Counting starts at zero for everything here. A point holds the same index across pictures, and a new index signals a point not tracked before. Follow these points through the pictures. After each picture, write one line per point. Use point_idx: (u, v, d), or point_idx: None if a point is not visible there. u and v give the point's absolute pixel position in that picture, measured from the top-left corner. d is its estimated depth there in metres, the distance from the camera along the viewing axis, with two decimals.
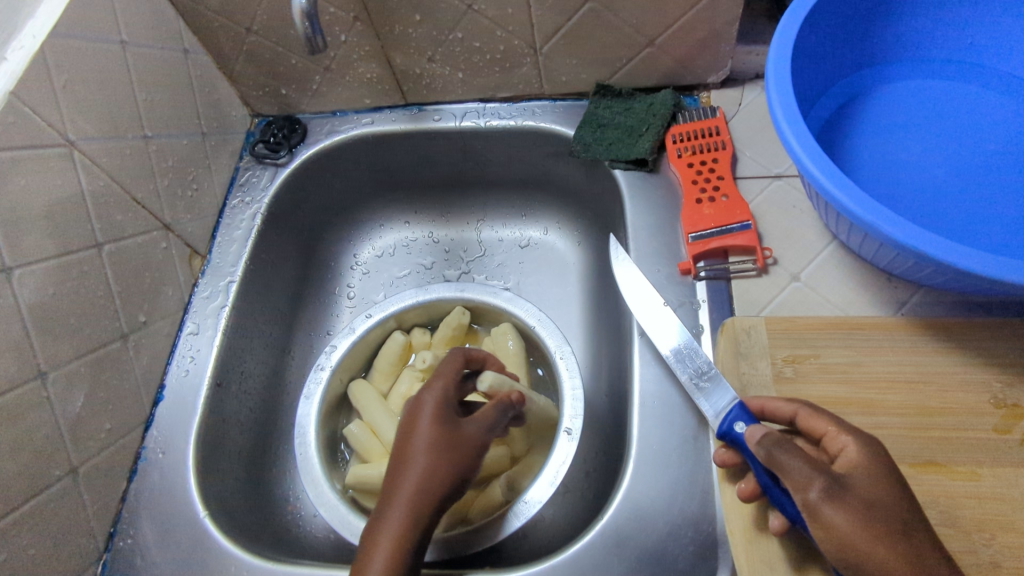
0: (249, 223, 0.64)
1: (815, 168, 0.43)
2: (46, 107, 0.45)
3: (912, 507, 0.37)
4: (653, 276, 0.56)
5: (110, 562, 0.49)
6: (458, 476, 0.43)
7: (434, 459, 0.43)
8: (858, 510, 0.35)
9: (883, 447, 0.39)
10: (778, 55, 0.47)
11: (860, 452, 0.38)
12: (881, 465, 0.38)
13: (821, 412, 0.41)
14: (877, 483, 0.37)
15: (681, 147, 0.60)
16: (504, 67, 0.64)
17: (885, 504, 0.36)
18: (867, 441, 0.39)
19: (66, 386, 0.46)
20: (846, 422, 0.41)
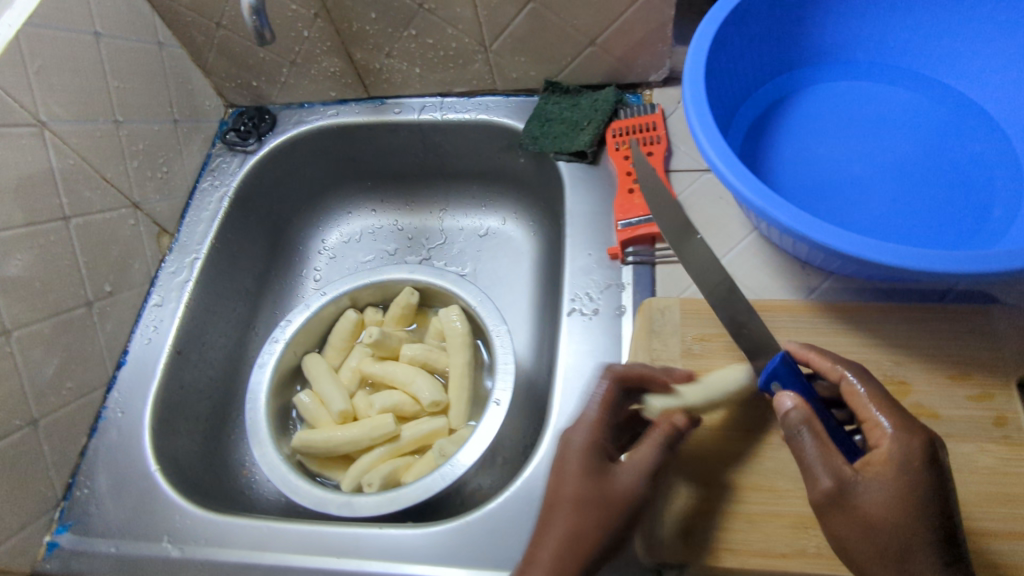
0: (217, 205, 0.68)
1: (721, 158, 0.46)
2: (19, 89, 0.49)
3: (933, 511, 0.38)
4: (585, 260, 0.60)
5: (67, 509, 0.53)
6: (614, 529, 0.41)
7: (588, 517, 0.41)
8: (869, 515, 0.38)
9: (929, 444, 0.39)
10: (696, 52, 0.50)
11: (895, 455, 0.39)
12: (916, 470, 0.38)
13: (872, 401, 0.41)
14: (902, 488, 0.38)
15: (619, 141, 0.64)
16: (457, 63, 0.68)
17: (898, 513, 0.38)
18: (909, 442, 0.39)
19: (30, 343, 0.50)
20: (900, 412, 0.40)
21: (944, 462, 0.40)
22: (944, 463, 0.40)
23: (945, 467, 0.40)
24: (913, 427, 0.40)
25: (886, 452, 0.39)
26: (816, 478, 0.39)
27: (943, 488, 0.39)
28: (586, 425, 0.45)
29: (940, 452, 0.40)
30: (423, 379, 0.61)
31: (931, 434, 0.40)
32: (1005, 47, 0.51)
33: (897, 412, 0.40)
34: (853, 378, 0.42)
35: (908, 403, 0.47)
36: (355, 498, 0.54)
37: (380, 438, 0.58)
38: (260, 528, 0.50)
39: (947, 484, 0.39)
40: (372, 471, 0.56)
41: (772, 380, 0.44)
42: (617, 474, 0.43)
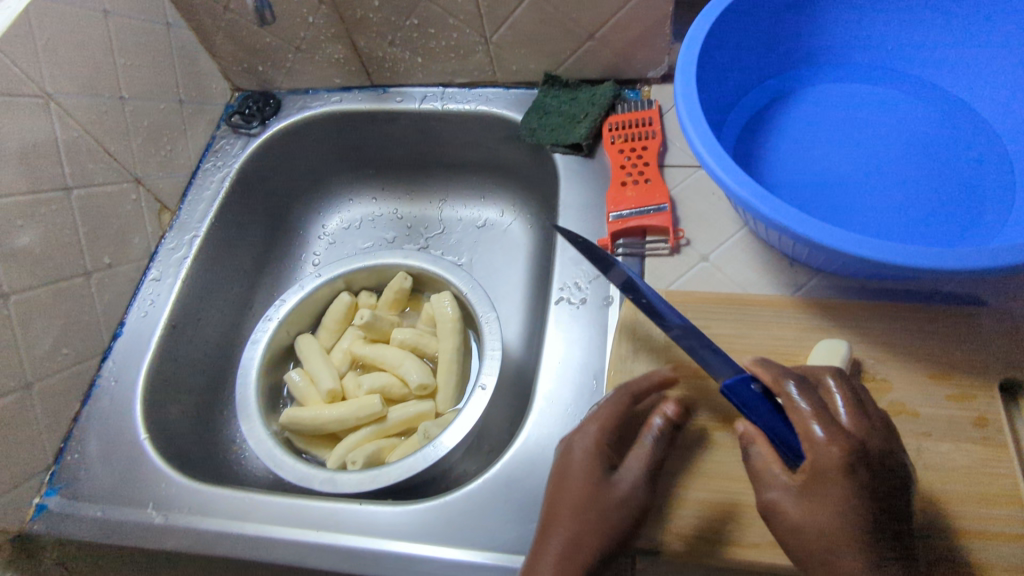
0: (219, 184, 0.70)
1: (706, 150, 0.46)
2: (27, 61, 0.51)
3: (861, 524, 0.36)
4: (576, 250, 0.61)
5: (57, 473, 0.54)
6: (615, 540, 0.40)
7: (586, 526, 0.40)
8: (791, 526, 0.37)
9: (847, 454, 0.36)
10: (690, 45, 0.51)
11: (817, 465, 0.37)
12: (836, 482, 0.36)
13: (798, 410, 0.38)
14: (823, 502, 0.36)
15: (615, 134, 0.65)
16: (459, 54, 0.68)
17: (819, 526, 0.36)
18: (829, 453, 0.36)
19: (27, 308, 0.51)
20: (831, 421, 0.37)
21: (888, 469, 0.37)
22: (888, 470, 0.37)
23: (888, 474, 0.37)
24: (838, 435, 0.36)
25: (810, 464, 0.37)
26: (761, 491, 0.39)
27: (879, 498, 0.36)
28: (590, 434, 0.44)
29: (878, 460, 0.36)
30: (412, 362, 0.62)
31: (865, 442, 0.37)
32: (1001, 52, 0.52)
33: (825, 420, 0.37)
34: (790, 390, 0.39)
35: (888, 400, 0.47)
36: (337, 474, 0.55)
37: (366, 418, 0.59)
38: (244, 498, 0.51)
39: (887, 494, 0.36)
40: (356, 450, 0.57)
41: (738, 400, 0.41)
42: (619, 480, 0.42)
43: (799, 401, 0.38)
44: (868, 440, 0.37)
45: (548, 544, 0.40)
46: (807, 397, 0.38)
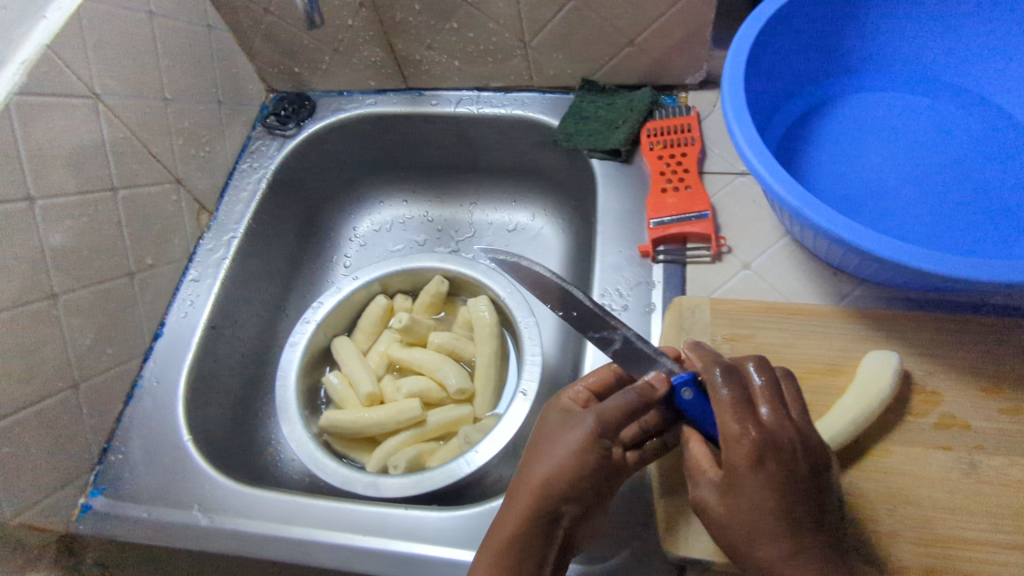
0: (255, 185, 0.70)
1: (756, 157, 0.46)
2: (78, 62, 0.51)
3: (779, 514, 0.37)
4: (616, 256, 0.60)
5: (102, 473, 0.54)
6: (573, 467, 0.42)
7: (543, 457, 0.43)
8: (718, 521, 0.39)
9: (758, 446, 0.37)
10: (736, 53, 0.51)
11: (732, 460, 0.38)
12: (751, 475, 0.37)
13: (718, 405, 0.38)
14: (740, 496, 0.38)
15: (654, 140, 0.65)
16: (497, 58, 0.68)
17: (737, 517, 0.38)
18: (743, 448, 0.37)
19: (74, 309, 0.52)
20: (744, 412, 0.37)
21: (800, 455, 0.38)
22: (802, 457, 0.38)
23: (800, 462, 0.38)
24: (755, 429, 0.37)
25: (730, 462, 0.38)
26: (693, 487, 0.41)
27: (795, 485, 0.37)
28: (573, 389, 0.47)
29: (789, 448, 0.38)
30: (450, 366, 0.62)
31: (777, 433, 0.38)
32: None
33: (741, 413, 0.38)
34: (715, 380, 0.39)
35: (938, 413, 0.47)
36: (380, 479, 0.55)
37: (407, 421, 0.59)
38: (288, 502, 0.51)
39: (801, 479, 0.38)
40: (398, 454, 0.57)
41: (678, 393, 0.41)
42: (579, 418, 0.44)
43: (720, 401, 0.38)
44: (782, 430, 0.38)
45: (507, 508, 0.43)
46: (730, 391, 0.38)
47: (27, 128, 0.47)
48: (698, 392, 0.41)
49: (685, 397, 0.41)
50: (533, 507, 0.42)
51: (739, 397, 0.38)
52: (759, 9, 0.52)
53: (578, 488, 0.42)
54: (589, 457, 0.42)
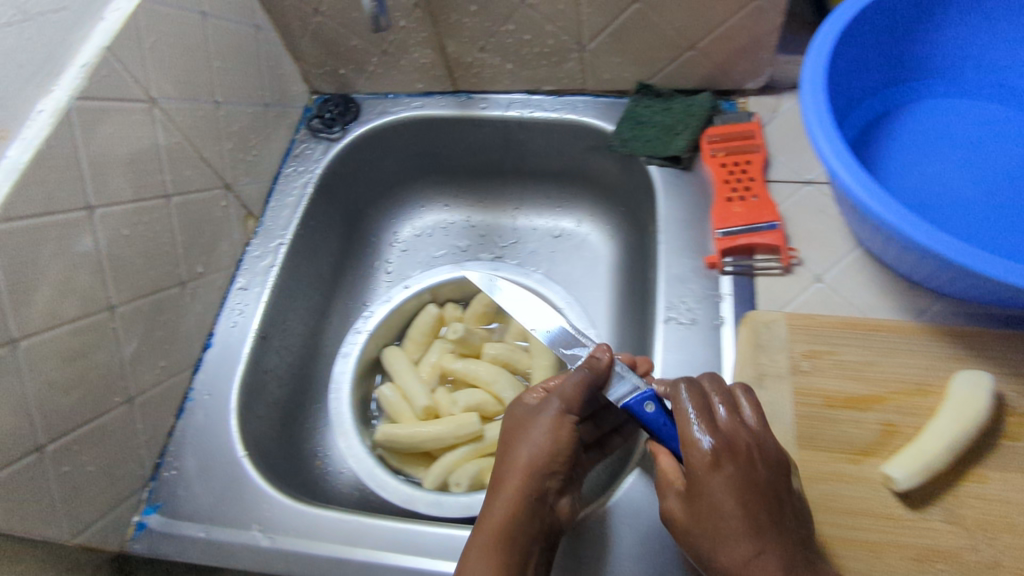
0: (301, 191, 0.68)
1: (840, 167, 0.44)
2: (135, 65, 0.49)
3: (739, 513, 0.39)
4: (680, 267, 0.59)
5: (156, 490, 0.53)
6: (547, 446, 0.48)
7: (519, 447, 0.49)
8: (683, 525, 0.42)
9: (715, 447, 0.41)
10: (818, 49, 0.50)
11: (693, 463, 0.41)
12: (712, 474, 0.41)
13: (680, 414, 0.43)
14: (701, 497, 0.41)
15: (716, 147, 0.63)
16: (551, 61, 0.66)
17: (705, 520, 0.41)
18: (698, 448, 0.41)
19: (129, 322, 0.50)
20: (700, 417, 0.42)
21: (757, 458, 0.41)
22: (759, 460, 0.41)
23: (759, 465, 0.41)
24: (710, 431, 0.42)
25: (690, 465, 0.42)
26: (663, 498, 0.45)
27: (756, 486, 0.40)
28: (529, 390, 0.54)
29: (746, 451, 0.41)
30: (507, 380, 0.60)
31: (732, 436, 0.42)
32: None
33: (702, 418, 0.43)
34: (680, 391, 0.44)
35: None
36: (443, 497, 0.54)
37: (466, 436, 0.57)
38: (350, 522, 0.50)
39: (761, 481, 0.40)
40: (459, 471, 0.56)
41: (644, 401, 0.48)
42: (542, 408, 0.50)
43: (680, 411, 0.43)
44: (738, 434, 0.42)
45: (497, 495, 0.47)
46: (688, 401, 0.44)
47: (87, 134, 0.45)
48: (660, 407, 0.48)
49: (649, 411, 0.48)
50: (519, 492, 0.46)
51: (696, 406, 0.43)
52: (835, 14, 0.51)
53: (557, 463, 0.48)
54: (562, 433, 0.49)
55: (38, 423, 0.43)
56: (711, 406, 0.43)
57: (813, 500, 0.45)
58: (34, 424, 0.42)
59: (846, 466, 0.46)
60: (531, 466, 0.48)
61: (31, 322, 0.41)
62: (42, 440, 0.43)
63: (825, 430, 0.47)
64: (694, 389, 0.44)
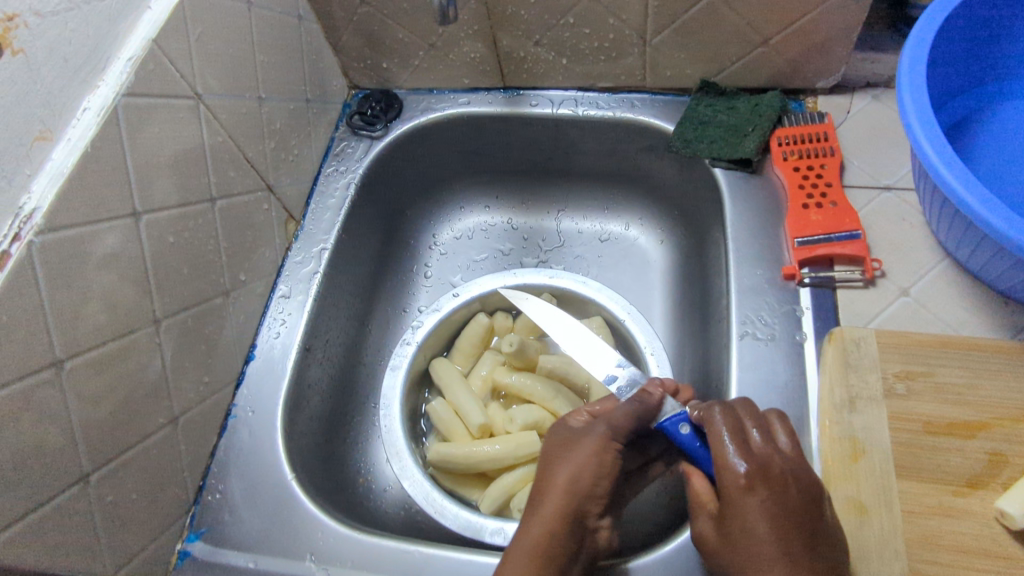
0: (343, 192, 0.64)
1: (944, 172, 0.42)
2: (181, 58, 0.45)
3: (772, 539, 0.39)
4: (753, 278, 0.55)
5: (199, 515, 0.49)
6: (589, 468, 0.45)
7: (559, 467, 0.46)
8: (716, 547, 0.42)
9: (750, 471, 0.40)
10: (915, 56, 0.47)
11: (727, 485, 0.40)
12: (745, 499, 0.40)
13: (714, 435, 0.42)
14: (734, 520, 0.40)
15: (787, 150, 0.59)
16: (610, 56, 0.62)
17: (737, 544, 0.40)
18: (733, 471, 0.40)
19: (174, 335, 0.46)
20: (736, 439, 0.41)
21: (791, 483, 0.40)
22: (794, 484, 0.40)
23: (794, 491, 0.40)
24: (743, 454, 0.41)
25: (723, 487, 0.41)
26: (694, 517, 0.44)
27: (790, 511, 0.39)
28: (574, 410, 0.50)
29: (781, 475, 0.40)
30: (565, 398, 0.57)
31: (767, 460, 0.41)
32: None
33: (737, 440, 0.41)
34: (714, 410, 0.43)
35: None
36: (508, 523, 0.51)
37: (525, 457, 0.54)
38: (409, 552, 0.47)
39: (796, 507, 0.40)
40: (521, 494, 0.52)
41: (681, 423, 0.46)
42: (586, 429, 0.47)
43: (712, 432, 0.42)
44: (772, 458, 0.41)
45: (533, 516, 0.44)
46: (723, 422, 0.42)
47: (133, 134, 0.41)
48: (695, 429, 0.46)
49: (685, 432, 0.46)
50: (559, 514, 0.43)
51: (729, 429, 0.42)
52: (930, 7, 0.48)
53: (598, 488, 0.45)
54: (607, 458, 0.45)
55: (83, 450, 0.39)
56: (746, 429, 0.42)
57: (917, 536, 0.41)
58: (79, 451, 0.39)
59: (950, 498, 0.43)
60: (574, 489, 0.44)
61: (76, 341, 0.38)
62: (88, 468, 0.40)
63: (926, 460, 0.44)
64: (728, 410, 0.43)
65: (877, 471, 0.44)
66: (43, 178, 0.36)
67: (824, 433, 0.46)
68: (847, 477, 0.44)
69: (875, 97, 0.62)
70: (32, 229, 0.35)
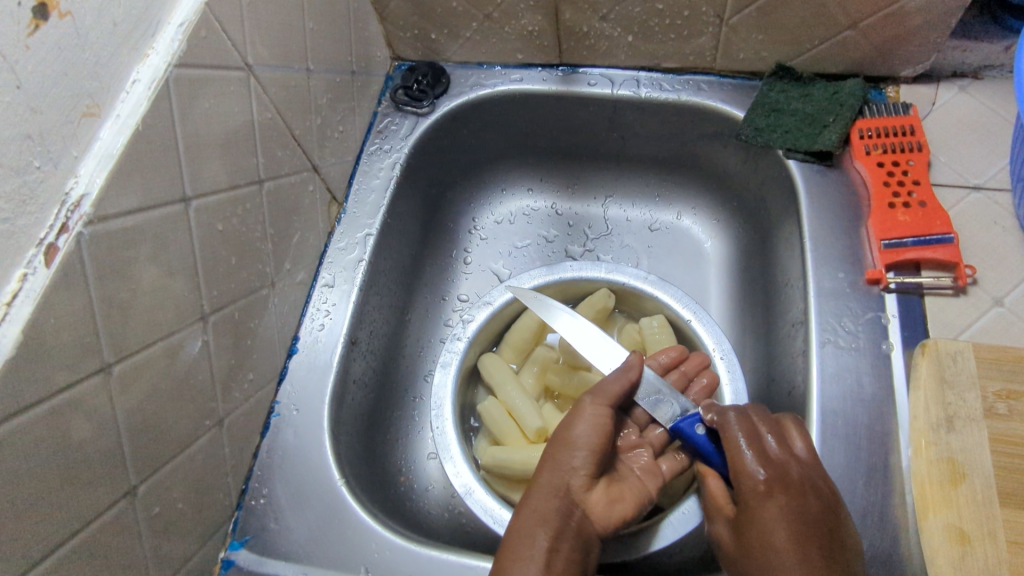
0: (388, 172, 0.60)
1: None
2: (234, 25, 0.41)
3: (789, 544, 0.37)
4: (834, 282, 0.52)
5: (241, 520, 0.47)
6: (579, 442, 0.44)
7: (553, 446, 0.45)
8: (733, 554, 0.40)
9: (769, 478, 0.40)
10: None
11: (752, 489, 0.40)
12: (767, 503, 0.39)
13: (729, 440, 0.42)
14: (753, 526, 0.39)
15: (870, 143, 0.55)
16: (681, 35, 0.58)
17: (759, 553, 0.38)
18: (752, 476, 0.40)
19: (221, 332, 0.43)
20: (753, 444, 0.41)
21: (811, 490, 0.39)
22: (813, 492, 0.39)
23: (813, 497, 0.38)
24: (761, 459, 0.40)
25: (742, 493, 0.41)
26: (713, 521, 0.43)
27: (809, 518, 0.38)
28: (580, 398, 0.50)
29: (799, 481, 0.39)
30: None
31: (785, 467, 0.40)
32: None
33: (752, 443, 0.41)
34: (723, 412, 0.43)
35: None
36: None
37: None
38: (473, 568, 0.44)
39: (814, 515, 0.38)
40: None
41: (696, 423, 0.46)
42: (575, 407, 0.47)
43: (727, 440, 0.42)
44: (788, 465, 0.40)
45: (534, 496, 0.42)
46: (737, 428, 0.42)
47: (185, 110, 0.37)
48: (711, 431, 0.45)
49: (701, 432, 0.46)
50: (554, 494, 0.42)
51: (744, 434, 0.42)
52: None
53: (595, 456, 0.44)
54: (593, 423, 0.45)
55: (130, 461, 0.36)
56: (760, 433, 0.42)
57: None
58: (126, 462, 0.35)
59: None
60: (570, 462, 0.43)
61: (125, 342, 0.34)
62: (135, 480, 0.36)
63: None
64: (742, 414, 0.43)
65: (979, 498, 0.40)
66: (91, 160, 0.32)
67: (920, 454, 0.43)
68: (946, 502, 0.41)
69: (963, 89, 0.57)
70: (81, 219, 0.31)
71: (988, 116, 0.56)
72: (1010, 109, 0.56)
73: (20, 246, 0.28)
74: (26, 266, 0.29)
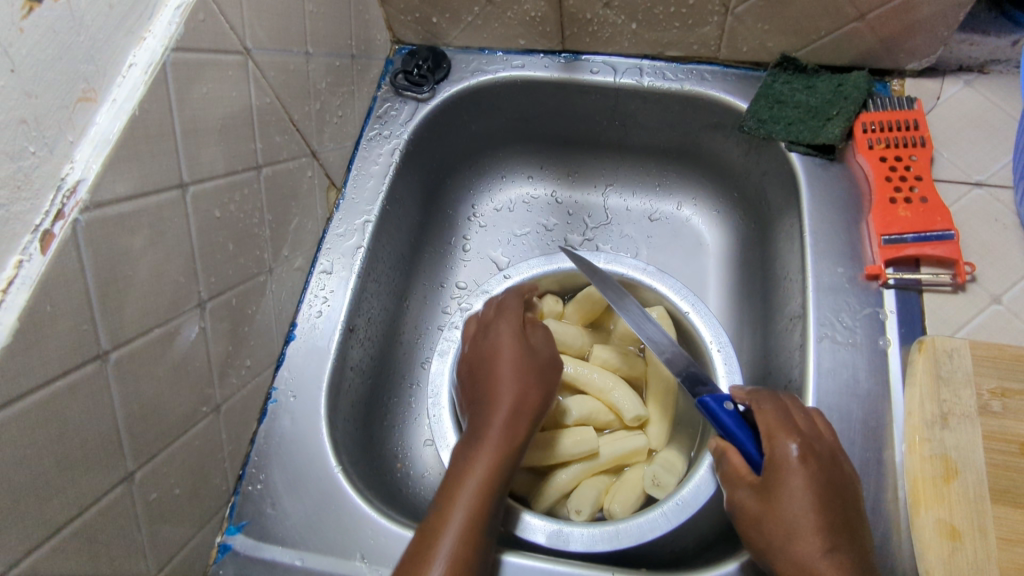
0: (387, 158, 0.60)
1: None
2: (232, 9, 0.40)
3: (818, 509, 0.38)
4: (833, 276, 0.52)
5: (238, 505, 0.47)
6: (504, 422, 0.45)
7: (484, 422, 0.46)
8: (753, 515, 0.40)
9: (805, 446, 0.40)
10: None
11: (790, 455, 0.40)
12: (801, 469, 0.39)
13: (768, 411, 0.42)
14: (782, 490, 0.39)
15: (873, 137, 0.54)
16: (686, 23, 0.57)
17: (787, 516, 0.38)
18: (788, 444, 0.40)
19: (219, 317, 0.43)
20: (791, 418, 0.41)
21: (836, 464, 0.40)
22: (838, 466, 0.40)
23: (838, 471, 0.40)
24: (796, 430, 0.41)
25: (773, 460, 0.40)
26: (730, 491, 0.43)
27: (834, 488, 0.39)
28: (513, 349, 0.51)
29: (829, 454, 0.40)
30: (622, 389, 0.55)
31: (817, 441, 0.40)
32: None
33: (788, 417, 0.41)
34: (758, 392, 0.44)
35: None
36: (565, 526, 0.48)
37: (581, 454, 0.52)
38: None
39: (839, 486, 0.39)
40: (579, 496, 0.51)
41: (725, 400, 0.45)
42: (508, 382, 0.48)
43: (760, 410, 0.43)
44: (819, 439, 0.41)
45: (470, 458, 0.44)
46: (772, 403, 0.42)
47: (183, 96, 0.37)
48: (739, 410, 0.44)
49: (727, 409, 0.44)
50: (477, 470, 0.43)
51: (780, 409, 0.42)
52: None
53: (516, 420, 0.46)
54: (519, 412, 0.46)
55: (127, 447, 0.36)
56: (792, 411, 0.42)
57: (1015, 568, 0.39)
58: (124, 448, 0.35)
59: None
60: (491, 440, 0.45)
61: (122, 329, 0.34)
62: (132, 466, 0.36)
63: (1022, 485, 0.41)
64: (775, 395, 0.43)
65: (972, 495, 0.41)
66: (87, 145, 0.31)
67: (914, 450, 0.43)
68: (938, 499, 0.41)
69: (968, 84, 0.57)
70: (77, 206, 0.30)
71: (992, 111, 0.56)
72: (1015, 105, 0.56)
73: (15, 232, 0.28)
74: (22, 253, 0.28)
